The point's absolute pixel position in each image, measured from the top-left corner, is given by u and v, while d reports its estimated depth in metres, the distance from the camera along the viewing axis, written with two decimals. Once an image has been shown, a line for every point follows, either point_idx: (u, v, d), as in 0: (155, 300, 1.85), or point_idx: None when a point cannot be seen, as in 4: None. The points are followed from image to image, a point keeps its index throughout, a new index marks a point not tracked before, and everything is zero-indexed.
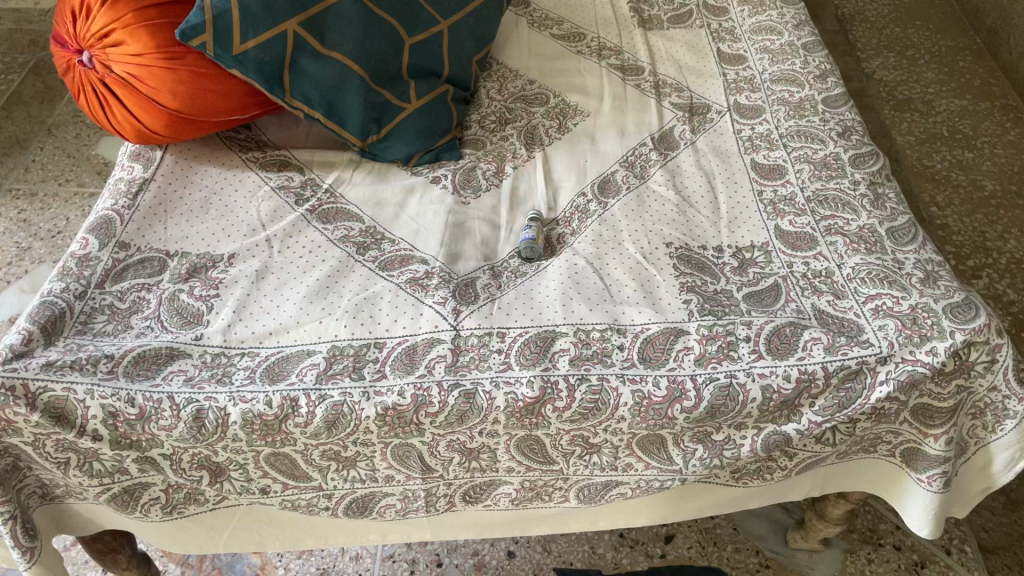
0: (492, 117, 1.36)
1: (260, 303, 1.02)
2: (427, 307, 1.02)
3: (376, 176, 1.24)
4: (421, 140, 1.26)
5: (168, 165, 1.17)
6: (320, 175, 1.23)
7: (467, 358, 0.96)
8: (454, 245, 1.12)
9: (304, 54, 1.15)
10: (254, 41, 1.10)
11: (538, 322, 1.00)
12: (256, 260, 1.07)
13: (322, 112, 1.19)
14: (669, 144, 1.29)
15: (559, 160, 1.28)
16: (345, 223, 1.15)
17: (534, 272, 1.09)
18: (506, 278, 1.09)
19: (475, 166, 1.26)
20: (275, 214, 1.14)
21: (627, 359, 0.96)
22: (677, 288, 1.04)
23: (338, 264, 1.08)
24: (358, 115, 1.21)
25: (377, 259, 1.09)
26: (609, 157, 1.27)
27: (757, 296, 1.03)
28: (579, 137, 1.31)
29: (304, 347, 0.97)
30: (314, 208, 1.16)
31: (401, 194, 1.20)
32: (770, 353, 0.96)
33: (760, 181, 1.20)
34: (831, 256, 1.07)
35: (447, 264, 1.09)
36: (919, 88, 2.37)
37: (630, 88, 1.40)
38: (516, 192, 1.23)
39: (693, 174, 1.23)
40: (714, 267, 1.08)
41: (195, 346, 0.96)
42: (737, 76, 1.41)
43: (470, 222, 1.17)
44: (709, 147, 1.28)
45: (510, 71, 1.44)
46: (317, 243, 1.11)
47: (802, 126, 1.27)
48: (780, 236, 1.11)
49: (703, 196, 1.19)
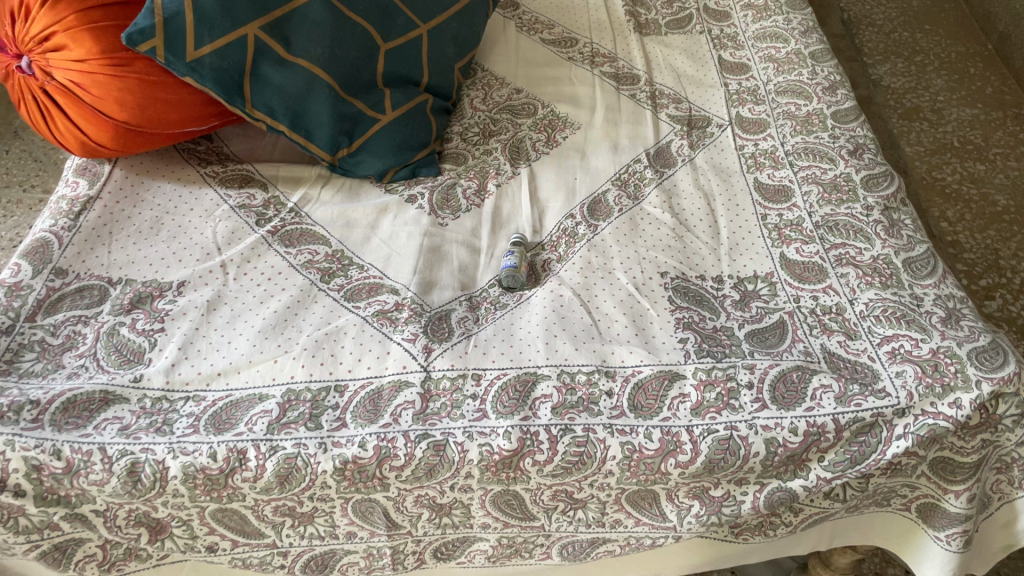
0: (474, 129, 1.26)
1: (209, 339, 0.91)
2: (394, 345, 0.92)
3: (346, 194, 1.14)
4: (396, 154, 1.16)
5: (117, 180, 1.07)
6: (284, 192, 1.12)
7: (438, 405, 0.86)
8: (428, 272, 1.02)
9: (266, 60, 1.05)
10: (209, 47, 1.00)
11: (518, 363, 0.90)
12: (208, 288, 0.97)
13: (287, 124, 1.09)
14: (665, 161, 1.20)
15: (547, 177, 1.18)
16: (309, 246, 1.05)
17: (515, 304, 0.99)
18: (484, 310, 0.98)
19: (455, 183, 1.16)
20: (232, 236, 1.04)
21: (616, 407, 0.86)
22: (672, 324, 0.94)
23: (300, 293, 0.98)
24: (327, 127, 1.11)
25: (342, 288, 0.99)
26: (601, 174, 1.17)
27: (760, 335, 0.93)
28: (569, 152, 1.22)
29: (256, 390, 0.87)
30: (276, 229, 1.06)
31: (373, 215, 1.10)
32: (775, 402, 0.86)
33: (763, 204, 1.10)
34: (842, 290, 0.97)
35: (420, 294, 0.99)
36: (928, 97, 2.27)
37: (624, 98, 1.30)
38: (499, 212, 1.13)
39: (691, 195, 1.13)
40: (713, 301, 0.98)
41: (133, 388, 0.86)
42: (740, 86, 1.31)
43: (447, 246, 1.06)
44: (709, 164, 1.18)
45: (496, 79, 1.35)
46: (278, 269, 1.01)
47: (809, 143, 1.17)
48: (785, 266, 1.01)
49: (702, 219, 1.09)
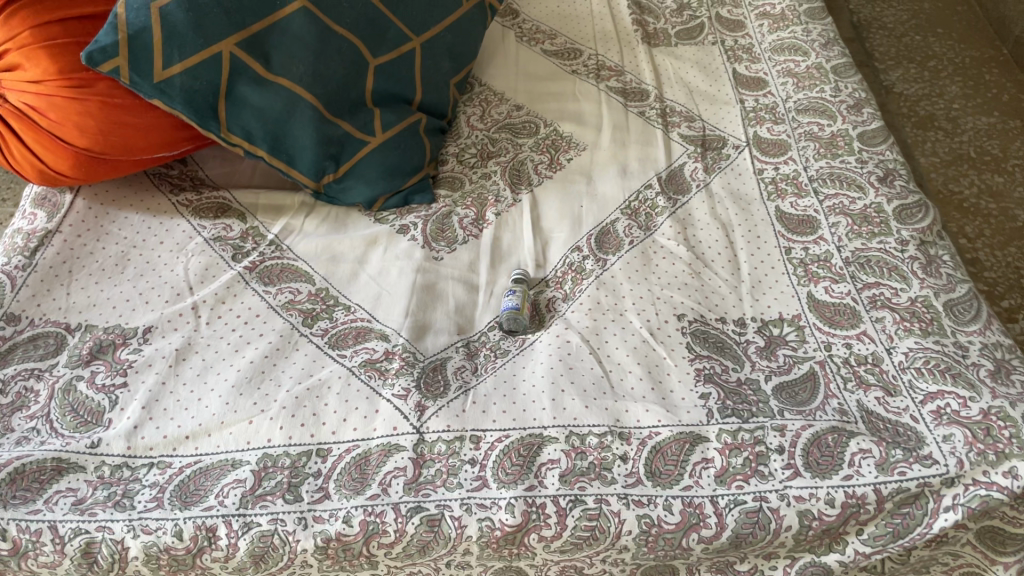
0: (472, 150, 1.17)
1: (177, 395, 0.82)
2: (383, 402, 0.82)
3: (332, 224, 1.04)
4: (387, 181, 1.06)
5: (79, 211, 0.98)
6: (264, 222, 1.03)
7: (432, 472, 0.77)
8: (421, 314, 0.93)
9: (243, 80, 0.95)
10: (179, 66, 0.90)
11: (521, 423, 0.81)
12: (177, 334, 0.88)
13: (266, 149, 1.00)
14: (679, 186, 1.10)
15: (550, 204, 1.08)
16: (290, 284, 0.95)
17: (517, 351, 0.90)
18: (483, 358, 0.89)
19: (451, 211, 1.07)
20: (205, 273, 0.95)
21: (631, 474, 0.77)
22: (692, 376, 0.85)
23: (279, 340, 0.88)
24: (310, 152, 1.01)
25: (327, 333, 0.90)
26: (609, 202, 1.08)
27: (789, 389, 0.84)
28: (573, 176, 1.12)
29: (229, 456, 0.78)
30: (254, 265, 0.97)
31: (361, 248, 1.01)
32: (809, 469, 0.77)
33: (787, 236, 1.02)
34: (878, 337, 0.88)
35: (413, 340, 0.89)
36: (943, 105, 2.18)
37: (632, 116, 1.21)
38: (499, 244, 1.03)
39: (708, 225, 1.04)
40: (736, 348, 0.89)
41: (89, 454, 0.77)
42: (757, 103, 1.22)
43: (442, 283, 0.97)
44: (726, 191, 1.09)
45: (494, 94, 1.26)
46: (255, 311, 0.91)
47: (835, 168, 1.08)
48: (813, 307, 0.93)
49: (720, 253, 1.00)
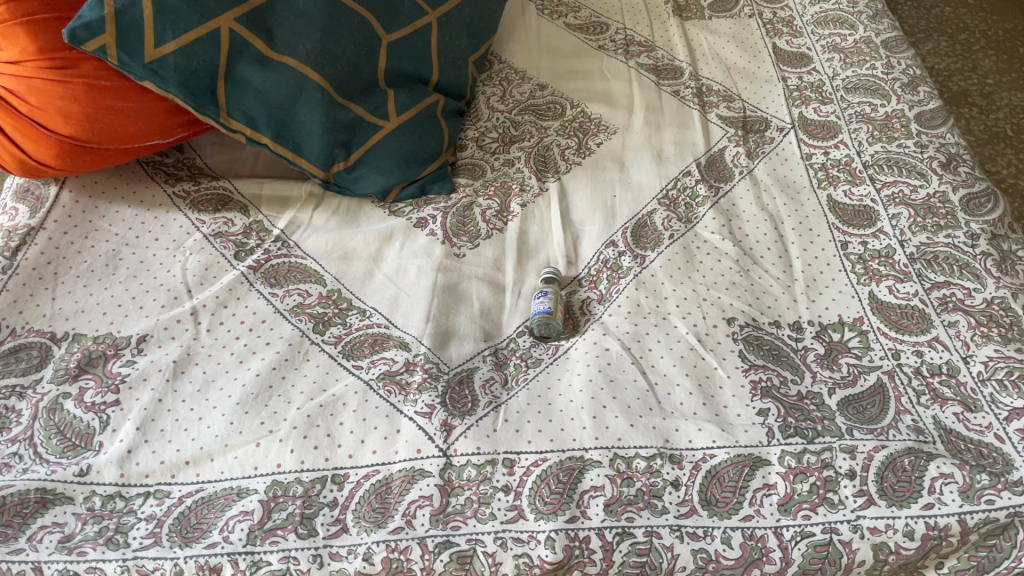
0: (493, 134, 1.08)
1: (175, 415, 0.73)
2: (405, 421, 0.73)
3: (343, 217, 0.95)
4: (402, 169, 0.97)
5: (65, 205, 0.89)
6: (269, 215, 0.94)
7: (461, 501, 0.69)
8: (444, 319, 0.84)
9: (243, 60, 0.86)
10: (173, 45, 0.81)
11: (559, 444, 0.72)
12: (175, 344, 0.79)
13: (270, 136, 0.91)
14: (720, 173, 1.01)
15: (580, 193, 0.99)
16: (299, 285, 0.86)
17: (551, 359, 0.81)
18: (514, 367, 0.81)
19: (472, 202, 0.98)
20: (205, 273, 0.86)
21: (685, 503, 0.69)
22: (747, 390, 0.77)
23: (288, 349, 0.80)
24: (319, 139, 0.92)
25: (340, 340, 0.81)
26: (645, 190, 0.99)
27: (855, 404, 0.76)
28: (604, 162, 1.03)
29: (234, 483, 0.69)
30: (259, 263, 0.88)
31: (376, 244, 0.92)
32: (884, 497, 0.69)
33: (842, 228, 0.93)
34: (952, 344, 0.80)
35: (436, 348, 0.81)
36: (977, 79, 2.08)
37: (666, 96, 1.12)
38: (525, 238, 0.94)
39: (754, 217, 0.95)
40: (794, 357, 0.81)
41: (78, 484, 0.68)
42: (801, 81, 1.13)
43: (465, 284, 0.88)
44: (772, 178, 1.00)
45: (516, 72, 1.16)
46: (260, 316, 0.83)
47: (892, 153, 0.99)
48: (876, 309, 0.84)
49: (770, 249, 0.92)
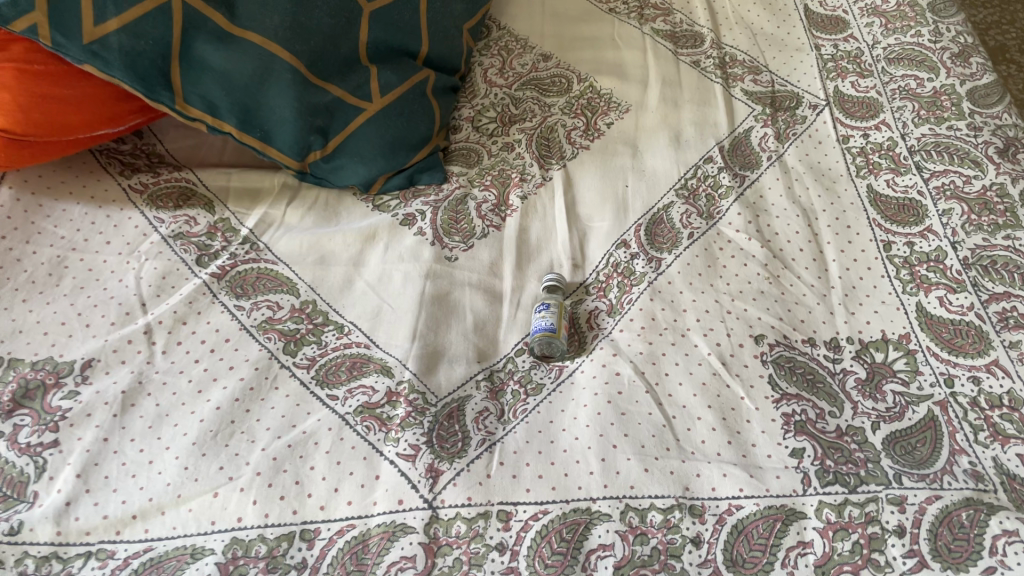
0: (490, 113, 0.96)
1: (122, 458, 0.64)
2: (385, 465, 0.64)
3: (321, 213, 0.85)
4: (387, 157, 0.86)
5: (4, 203, 0.78)
6: (237, 212, 0.83)
7: (449, 562, 0.59)
8: (432, 336, 0.74)
9: (201, 37, 0.74)
10: (116, 22, 0.70)
11: (562, 493, 0.63)
12: (125, 369, 0.70)
13: (235, 124, 0.80)
14: (745, 159, 0.90)
15: (588, 184, 0.88)
16: (269, 296, 0.76)
17: (555, 384, 0.71)
18: (511, 394, 0.71)
19: (466, 193, 0.87)
20: (162, 283, 0.76)
21: (707, 564, 0.59)
22: (778, 426, 0.67)
23: (253, 375, 0.70)
24: (291, 126, 0.81)
25: (313, 363, 0.71)
26: (661, 181, 0.88)
27: (902, 441, 0.66)
28: (616, 147, 0.92)
29: (187, 542, 0.60)
30: (222, 271, 0.78)
31: (357, 246, 0.81)
32: (938, 560, 0.58)
33: (884, 225, 0.82)
34: (1014, 371, 0.69)
35: (424, 373, 0.71)
36: (1016, 34, 1.93)
37: (685, 68, 1.00)
38: (526, 238, 0.84)
39: (785, 212, 0.84)
40: (831, 383, 0.71)
41: (8, 544, 0.59)
42: (837, 50, 1.01)
43: (457, 293, 0.78)
44: (805, 165, 0.89)
45: (516, 40, 1.05)
46: (224, 334, 0.73)
47: (941, 136, 0.88)
48: (925, 325, 0.74)
49: (802, 250, 0.81)
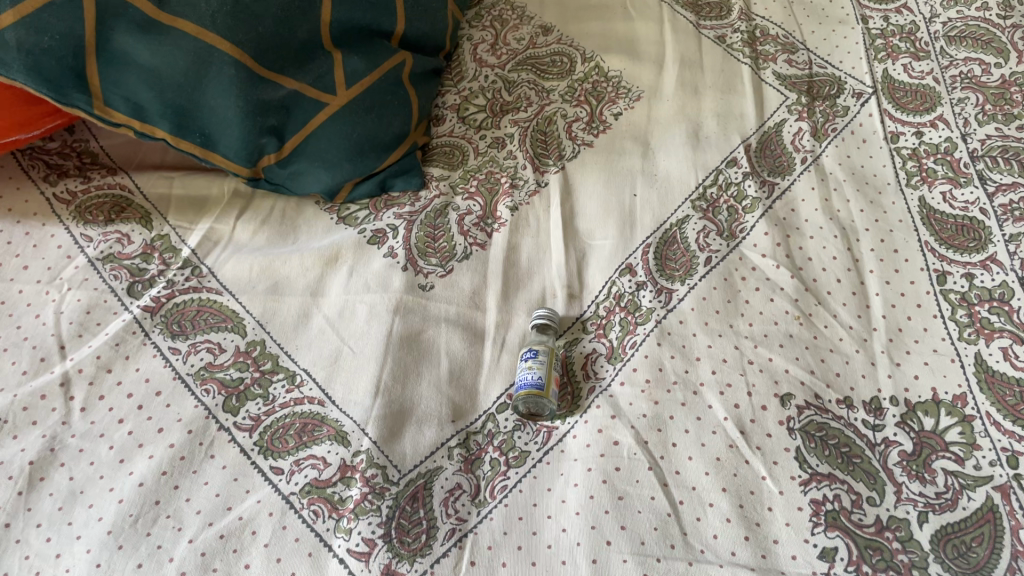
0: (478, 101, 0.84)
1: (25, 550, 0.54)
2: (333, 564, 0.53)
3: (276, 229, 0.73)
4: (353, 161, 0.72)
5: None
6: (178, 227, 0.72)
7: None
8: (399, 390, 0.63)
9: (121, 27, 0.61)
10: (12, 16, 0.58)
11: None
12: (35, 434, 0.59)
13: (168, 129, 0.67)
14: (775, 162, 0.77)
15: (590, 191, 0.76)
16: (209, 336, 0.65)
17: (541, 453, 0.60)
18: (489, 464, 0.60)
19: (447, 202, 0.75)
20: (86, 319, 0.65)
21: None
22: (805, 517, 0.56)
23: (186, 441, 0.60)
24: (235, 129, 0.67)
25: (257, 424, 0.61)
26: (674, 188, 0.75)
27: (954, 540, 0.55)
28: (624, 144, 0.79)
29: None
30: (156, 304, 0.67)
31: (316, 271, 0.70)
32: None
33: (939, 250, 0.70)
34: None
35: (385, 440, 0.60)
36: None
37: (707, 44, 0.87)
38: (515, 259, 0.72)
39: (821, 231, 0.72)
40: (870, 459, 0.59)
41: None
42: (887, 24, 0.87)
43: (430, 333, 0.66)
44: (845, 170, 0.76)
45: (511, 9, 0.93)
46: (155, 386, 0.62)
47: (1010, 138, 0.74)
48: (984, 384, 0.62)
49: (840, 281, 0.69)
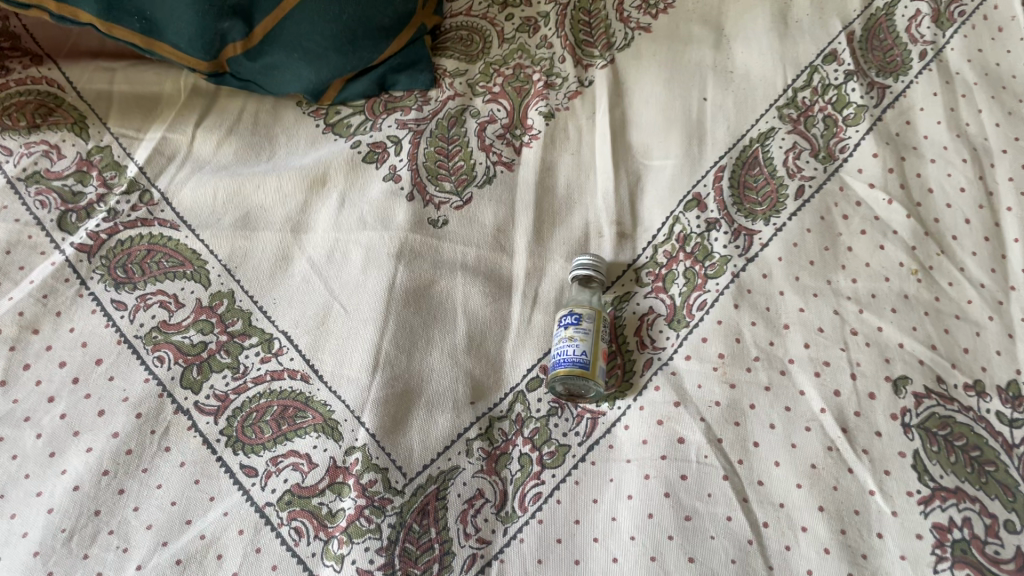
0: None
1: None
2: None
3: (248, 141, 0.57)
4: (344, 52, 0.56)
5: None
6: (121, 136, 0.57)
7: None
8: (404, 362, 0.49)
9: None
10: None
11: None
12: None
13: (94, 11, 0.52)
14: (886, 56, 0.60)
15: (646, 93, 0.59)
16: (163, 285, 0.51)
17: (585, 449, 0.47)
18: (518, 462, 0.47)
19: (463, 106, 0.59)
20: (5, 261, 0.51)
21: None
22: (926, 548, 0.43)
23: (134, 429, 0.47)
24: (185, 10, 0.51)
25: (225, 405, 0.48)
26: (756, 91, 0.59)
27: None
28: (690, 30, 0.62)
29: None
30: (96, 242, 0.52)
31: (298, 199, 0.55)
32: None
33: None
34: None
35: (387, 432, 0.47)
36: None
37: None
38: (550, 183, 0.57)
39: (945, 151, 0.56)
40: (1007, 468, 0.46)
41: None
42: None
43: (443, 285, 0.52)
44: (976, 67, 0.59)
45: None
46: (94, 353, 0.49)
47: None
48: None
49: (970, 222, 0.53)
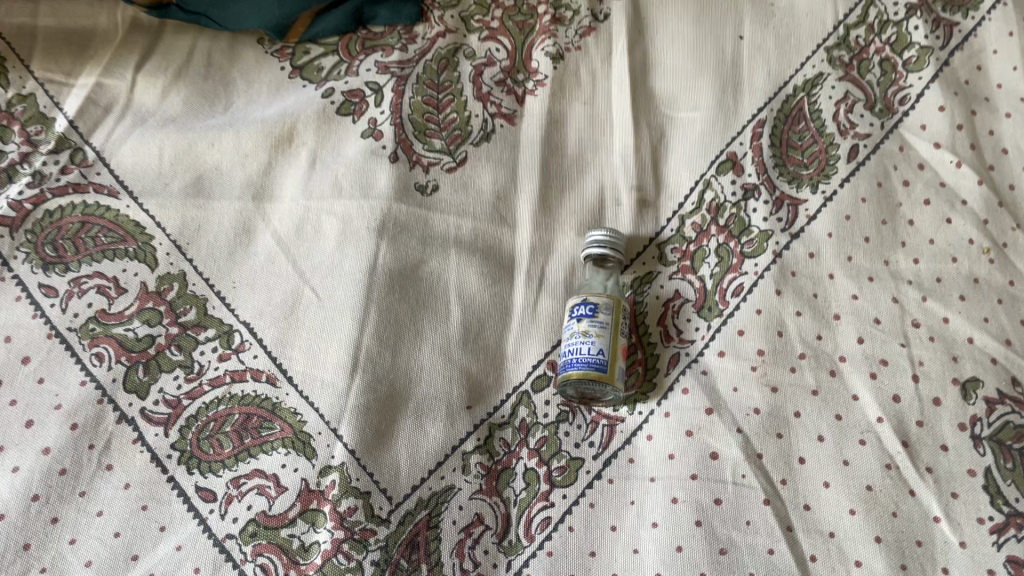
0: None
1: None
2: None
3: (201, 87, 0.48)
4: None
5: None
6: (47, 83, 0.47)
7: None
8: (389, 360, 0.42)
9: None
10: None
11: None
12: None
13: None
14: None
15: (672, 30, 0.49)
16: (100, 266, 0.43)
17: (601, 463, 0.41)
18: (523, 480, 0.40)
19: (455, 45, 0.49)
20: None
21: None
22: None
23: (68, 444, 0.39)
24: None
25: (178, 413, 0.40)
26: (804, 27, 0.49)
27: None
28: None
29: None
30: (19, 212, 0.43)
31: (260, 160, 0.46)
32: None
33: None
34: None
35: (369, 447, 0.40)
36: None
37: None
38: (559, 140, 0.48)
39: None
40: None
41: None
42: None
43: (434, 265, 0.45)
44: None
45: None
46: (19, 350, 0.41)
47: None
48: None
49: None
